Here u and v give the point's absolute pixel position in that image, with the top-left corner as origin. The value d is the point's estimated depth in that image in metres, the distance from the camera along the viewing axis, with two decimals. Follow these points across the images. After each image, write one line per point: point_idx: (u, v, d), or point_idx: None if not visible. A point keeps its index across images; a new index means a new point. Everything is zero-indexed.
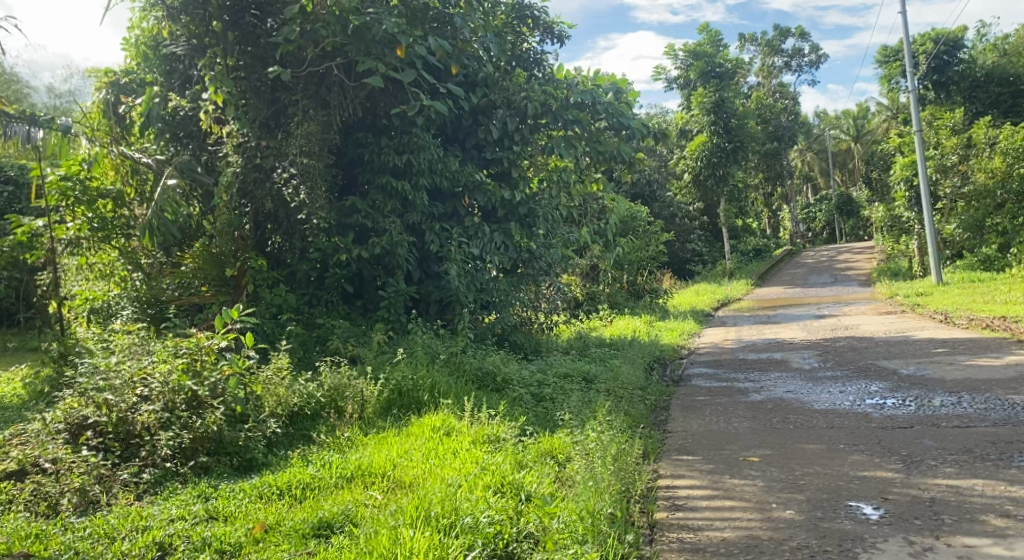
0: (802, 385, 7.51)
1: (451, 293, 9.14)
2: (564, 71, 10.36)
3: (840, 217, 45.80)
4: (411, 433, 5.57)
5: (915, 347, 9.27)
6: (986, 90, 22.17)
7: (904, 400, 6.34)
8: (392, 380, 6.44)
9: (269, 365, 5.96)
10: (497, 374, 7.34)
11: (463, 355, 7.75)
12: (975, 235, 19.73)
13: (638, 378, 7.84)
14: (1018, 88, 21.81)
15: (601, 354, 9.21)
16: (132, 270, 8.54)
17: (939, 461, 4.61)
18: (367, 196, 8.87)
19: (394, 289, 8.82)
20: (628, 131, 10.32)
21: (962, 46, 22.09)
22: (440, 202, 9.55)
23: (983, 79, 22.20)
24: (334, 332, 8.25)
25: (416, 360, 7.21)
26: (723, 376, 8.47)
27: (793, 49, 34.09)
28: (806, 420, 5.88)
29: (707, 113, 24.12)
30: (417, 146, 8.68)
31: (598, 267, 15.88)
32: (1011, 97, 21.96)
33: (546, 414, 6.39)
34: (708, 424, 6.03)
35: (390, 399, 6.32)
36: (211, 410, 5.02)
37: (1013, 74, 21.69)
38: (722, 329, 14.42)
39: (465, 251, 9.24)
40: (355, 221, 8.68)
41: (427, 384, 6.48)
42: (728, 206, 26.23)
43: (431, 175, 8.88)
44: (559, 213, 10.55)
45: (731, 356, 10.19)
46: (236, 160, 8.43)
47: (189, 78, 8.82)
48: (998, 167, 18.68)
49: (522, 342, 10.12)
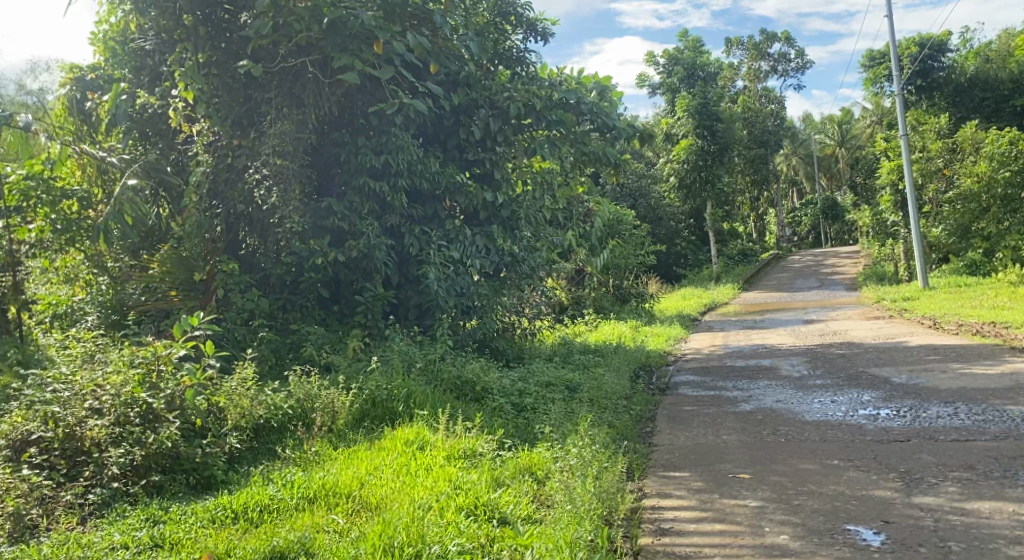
0: (792, 394, 7.26)
1: (431, 298, 8.85)
2: (547, 70, 10.10)
3: (826, 221, 45.78)
4: (383, 447, 5.29)
5: (905, 354, 9.05)
6: (971, 94, 22.12)
7: (899, 410, 6.09)
8: (366, 390, 6.15)
9: (234, 374, 5.66)
10: (476, 383, 7.06)
11: (441, 363, 7.45)
12: (961, 239, 19.61)
13: (622, 387, 7.57)
14: (1002, 93, 21.76)
15: (586, 362, 8.94)
16: (97, 273, 8.14)
17: (941, 479, 4.36)
18: (343, 198, 8.57)
19: (372, 294, 8.52)
20: (614, 132, 10.05)
21: (947, 50, 22.01)
22: (420, 204, 9.26)
23: (967, 84, 22.13)
24: (308, 339, 7.94)
25: (391, 368, 6.92)
26: (710, 384, 8.22)
27: (778, 54, 34.05)
28: (798, 433, 5.62)
29: (693, 117, 23.96)
30: (395, 146, 8.38)
31: (583, 271, 15.62)
32: (995, 101, 21.90)
33: (526, 426, 6.11)
34: (695, 437, 5.76)
35: (363, 409, 6.04)
36: (167, 424, 4.75)
37: (997, 79, 21.63)
38: (708, 334, 14.17)
39: (445, 255, 8.95)
40: (331, 224, 8.37)
41: (402, 393, 6.19)
42: (715, 209, 26.07)
43: (410, 176, 8.59)
44: (543, 216, 10.27)
45: (719, 363, 9.94)
46: (206, 159, 8.25)
47: (159, 74, 8.46)
48: (983, 172, 18.55)
49: (504, 348, 9.84)
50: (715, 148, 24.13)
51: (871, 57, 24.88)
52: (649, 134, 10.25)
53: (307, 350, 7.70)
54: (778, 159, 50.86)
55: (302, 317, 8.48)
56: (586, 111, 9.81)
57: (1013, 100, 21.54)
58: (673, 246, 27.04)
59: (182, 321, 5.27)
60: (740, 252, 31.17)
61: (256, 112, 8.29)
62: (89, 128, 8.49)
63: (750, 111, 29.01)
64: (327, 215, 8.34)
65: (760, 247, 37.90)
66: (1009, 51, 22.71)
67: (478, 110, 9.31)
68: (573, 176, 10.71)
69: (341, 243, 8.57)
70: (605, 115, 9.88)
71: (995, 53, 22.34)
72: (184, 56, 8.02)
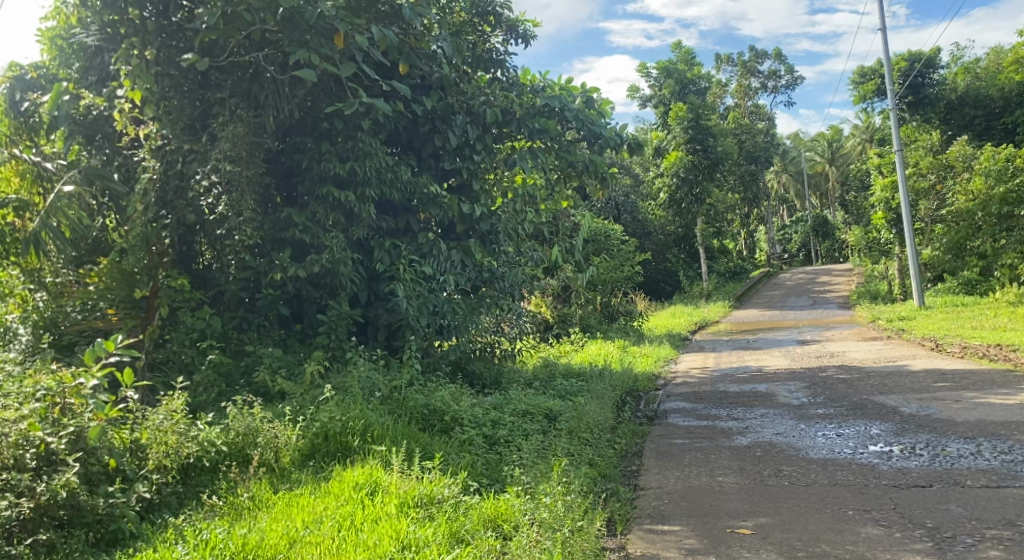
0: (792, 426, 6.59)
1: (401, 317, 8.18)
2: (529, 75, 9.48)
3: (817, 239, 45.29)
4: (329, 490, 4.65)
5: (910, 381, 8.39)
6: (962, 112, 21.69)
7: (914, 447, 5.43)
8: (317, 423, 5.50)
9: (160, 406, 4.95)
10: (445, 412, 6.39)
11: (408, 389, 6.78)
12: (956, 257, 19.20)
13: (606, 417, 6.90)
14: (993, 111, 21.31)
15: (567, 387, 8.26)
16: (33, 289, 7.26)
17: (977, 539, 3.77)
18: (305, 208, 7.91)
19: (336, 313, 7.86)
20: (601, 141, 9.36)
21: (938, 66, 21.60)
22: (391, 217, 8.63)
23: (958, 101, 21.71)
24: (264, 363, 7.27)
25: (350, 396, 6.24)
26: (702, 413, 7.56)
27: (768, 70, 33.70)
28: (802, 475, 4.95)
29: (684, 132, 23.46)
30: (362, 152, 7.73)
31: (570, 288, 14.97)
32: (986, 119, 21.45)
33: (497, 465, 5.45)
34: (687, 478, 5.09)
35: (312, 445, 5.40)
36: (67, 469, 4.14)
37: (989, 97, 21.17)
38: (699, 354, 13.54)
39: (417, 271, 8.31)
40: (292, 236, 7.71)
41: (358, 425, 5.54)
42: (705, 225, 25.49)
43: (379, 186, 7.95)
44: (524, 230, 9.62)
45: (711, 388, 9.26)
46: (153, 166, 7.50)
47: (109, 74, 7.75)
48: (978, 190, 17.93)
49: (481, 371, 9.17)
50: (705, 163, 23.58)
51: (862, 73, 24.41)
52: (637, 143, 9.54)
53: (261, 377, 7.03)
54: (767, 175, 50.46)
55: (260, 338, 7.81)
56: (572, 119, 9.18)
57: (1003, 118, 21.10)
58: (663, 262, 26.42)
59: (96, 345, 4.61)
60: (731, 269, 30.57)
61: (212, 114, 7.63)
62: (28, 131, 7.57)
63: (740, 127, 28.51)
64: (286, 227, 7.77)
65: (750, 263, 37.34)
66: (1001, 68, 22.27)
67: (455, 116, 8.68)
68: (557, 188, 10.03)
69: (302, 258, 7.89)
70: (593, 123, 9.27)
71: (987, 69, 21.90)
72: (129, 53, 7.16)
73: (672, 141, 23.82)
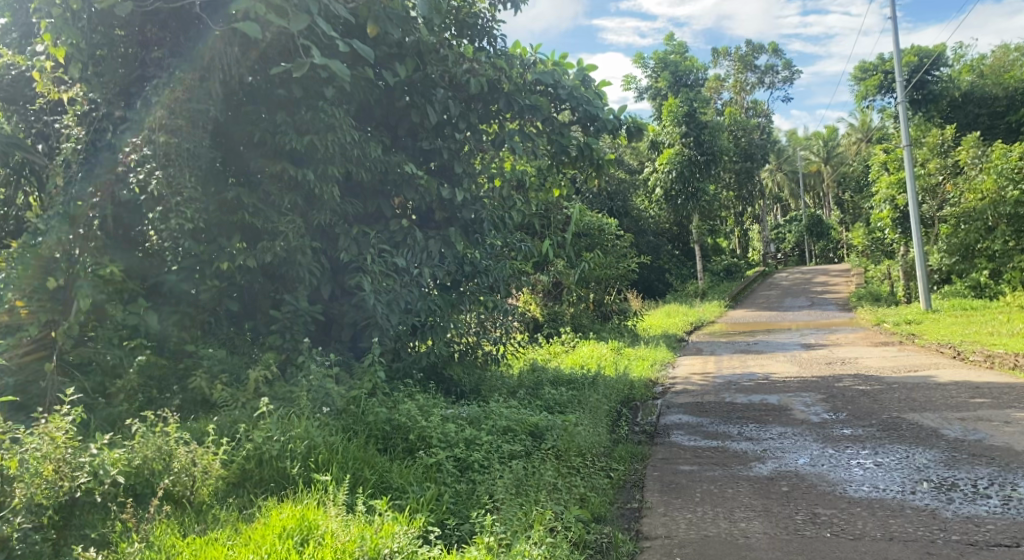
0: (818, 450, 5.63)
1: (369, 315, 7.18)
2: (519, 46, 8.46)
3: (811, 239, 44.49)
4: (249, 537, 3.75)
5: (943, 395, 7.45)
6: (966, 111, 20.74)
7: (977, 484, 4.50)
8: (248, 445, 4.61)
9: (41, 429, 4.02)
10: (410, 429, 5.42)
11: (370, 399, 5.81)
12: (963, 260, 18.13)
13: (600, 438, 5.94)
14: (996, 110, 20.60)
15: (556, 396, 7.28)
16: None
17: None
18: (258, 188, 6.89)
19: (292, 309, 6.85)
20: (597, 123, 8.25)
21: (943, 63, 20.76)
22: (361, 201, 7.63)
23: (961, 99, 20.75)
24: (204, 366, 6.29)
25: (295, 410, 5.28)
26: (710, 430, 6.60)
27: (767, 65, 32.84)
28: (845, 522, 4.05)
29: (678, 125, 22.45)
30: (324, 125, 6.72)
31: (561, 284, 14.01)
32: (989, 119, 20.71)
33: (464, 502, 4.53)
34: (700, 524, 4.19)
35: (242, 472, 4.52)
36: None
37: (994, 95, 20.46)
38: (698, 358, 12.59)
39: (387, 262, 7.31)
40: (241, 220, 6.70)
41: (299, 449, 4.66)
42: (701, 223, 24.58)
43: (344, 165, 6.95)
44: (511, 219, 8.62)
45: (715, 398, 8.32)
46: (79, 134, 6.46)
47: (31, 31, 6.71)
48: (988, 189, 17.01)
49: (459, 376, 8.17)
50: (702, 158, 22.59)
51: (864, 68, 23.52)
52: (637, 127, 8.53)
53: (198, 383, 6.05)
54: (763, 173, 49.65)
55: (205, 336, 6.81)
56: (566, 97, 8.14)
57: (1007, 117, 20.44)
58: (657, 260, 25.52)
59: None
60: (726, 267, 29.72)
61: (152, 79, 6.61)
62: None
63: (738, 123, 27.57)
64: (235, 210, 6.76)
65: (746, 263, 36.43)
66: (1008, 65, 21.48)
67: (437, 89, 7.68)
68: (550, 175, 9.03)
69: (254, 244, 6.89)
70: (588, 102, 8.20)
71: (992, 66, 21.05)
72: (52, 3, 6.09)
73: (667, 136, 22.82)
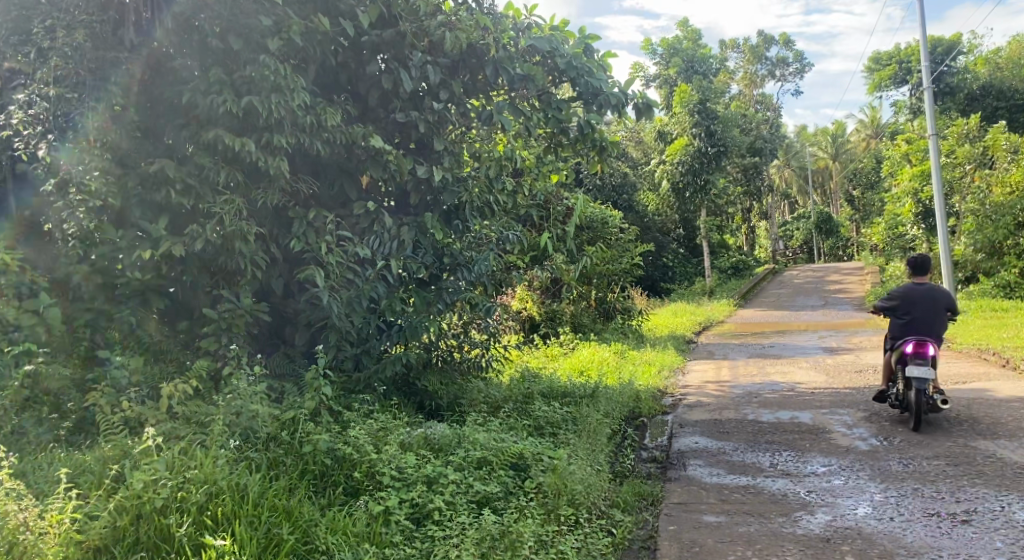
0: (880, 497, 4.44)
1: (325, 315, 5.92)
2: (509, 6, 7.15)
3: (819, 237, 43.17)
4: None
5: (1013, 418, 6.17)
6: (983, 103, 19.50)
7: None
8: (125, 493, 3.55)
9: None
10: (356, 464, 4.25)
11: (310, 420, 4.57)
12: (990, 257, 16.60)
13: (597, 475, 4.73)
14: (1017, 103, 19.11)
15: (547, 414, 6.07)
16: None
17: None
18: (187, 160, 5.59)
19: (229, 308, 5.59)
20: (599, 96, 6.97)
21: (958, 51, 19.45)
22: (321, 180, 6.36)
23: (979, 92, 19.50)
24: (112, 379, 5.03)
25: (204, 441, 4.08)
26: (735, 462, 5.36)
27: (778, 56, 31.51)
28: None
29: (689, 114, 21.06)
30: (267, 84, 5.41)
31: (559, 280, 12.74)
32: (1010, 111, 19.22)
33: None
34: None
35: (113, 532, 3.48)
36: None
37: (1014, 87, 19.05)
38: (710, 363, 11.31)
39: (348, 254, 6.03)
40: (164, 199, 5.40)
41: (191, 500, 3.60)
42: (709, 218, 23.19)
43: (295, 134, 5.68)
44: (499, 205, 7.34)
45: (737, 415, 7.07)
46: None
47: None
48: (1017, 181, 15.64)
49: (437, 385, 6.92)
50: (713, 151, 21.17)
51: (877, 59, 22.19)
52: (647, 103, 7.17)
53: (100, 402, 4.80)
54: (771, 169, 48.30)
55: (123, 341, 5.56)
56: (564, 68, 6.82)
57: None
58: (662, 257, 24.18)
59: None
60: (734, 265, 28.37)
61: (63, 27, 5.37)
62: None
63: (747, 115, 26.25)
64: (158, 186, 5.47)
65: (754, 261, 35.05)
66: None
67: (412, 50, 6.40)
68: (545, 157, 7.75)
69: (183, 228, 5.62)
70: (590, 75, 6.88)
71: (1013, 52, 19.61)
72: None
73: (675, 126, 21.39)
